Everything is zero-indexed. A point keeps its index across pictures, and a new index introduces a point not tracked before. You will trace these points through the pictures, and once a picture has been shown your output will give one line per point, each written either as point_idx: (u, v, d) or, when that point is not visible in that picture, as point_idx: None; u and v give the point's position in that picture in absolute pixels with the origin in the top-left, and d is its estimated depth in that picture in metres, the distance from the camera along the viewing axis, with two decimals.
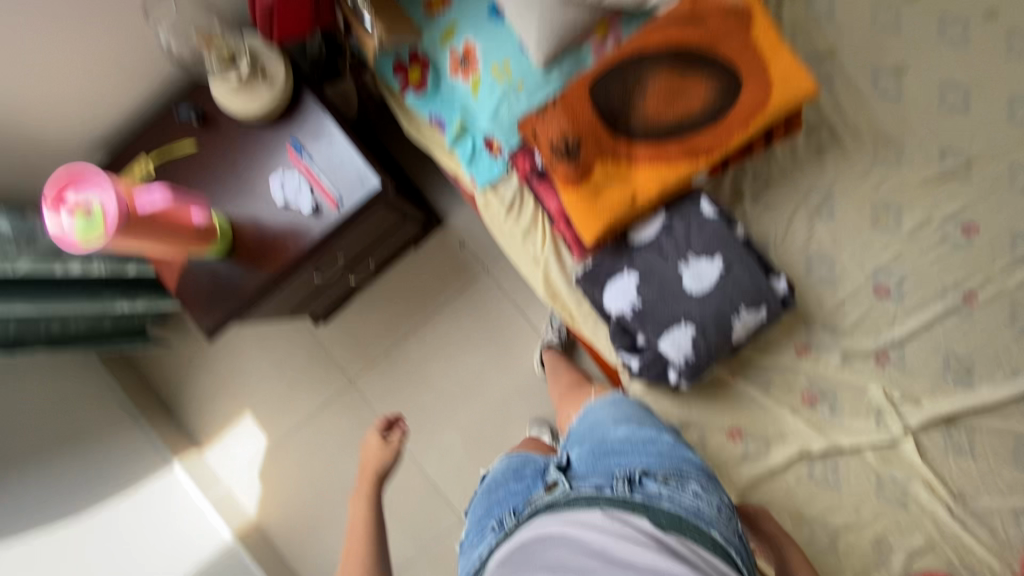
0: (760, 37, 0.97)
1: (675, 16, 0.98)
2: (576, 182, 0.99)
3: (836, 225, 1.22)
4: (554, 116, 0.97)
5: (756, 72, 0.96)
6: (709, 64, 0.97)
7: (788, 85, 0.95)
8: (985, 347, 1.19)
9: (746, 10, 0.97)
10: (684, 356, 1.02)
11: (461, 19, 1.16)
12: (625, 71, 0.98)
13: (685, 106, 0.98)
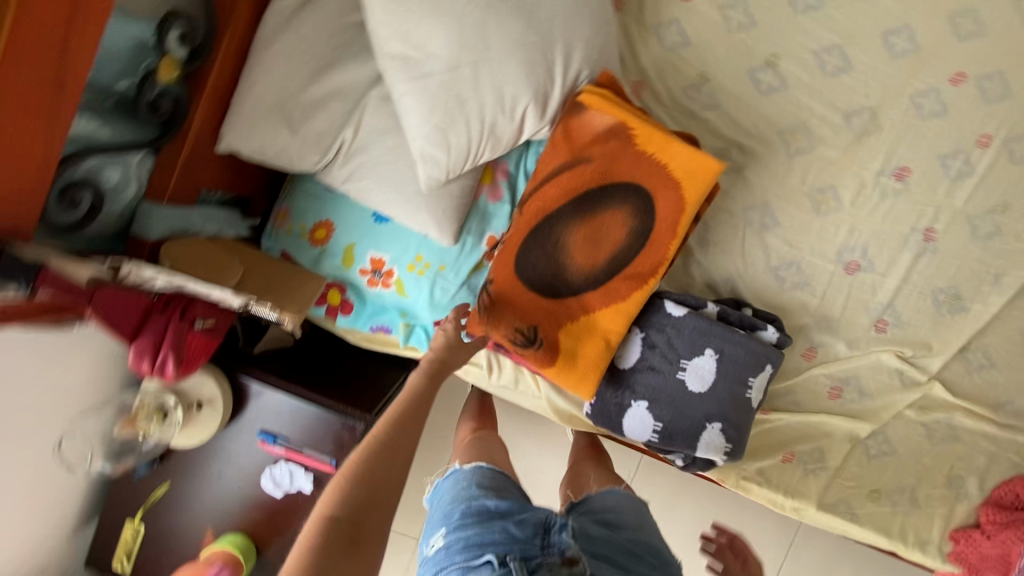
0: (646, 143, 0.96)
1: (559, 167, 0.97)
2: (549, 359, 0.98)
3: (786, 229, 1.22)
4: (499, 316, 0.97)
5: (659, 178, 0.96)
6: (613, 193, 0.97)
7: (694, 175, 0.95)
8: (962, 269, 1.22)
9: (621, 126, 0.96)
10: (723, 448, 1.04)
11: (351, 234, 1.11)
12: (541, 238, 0.97)
13: (611, 241, 0.97)
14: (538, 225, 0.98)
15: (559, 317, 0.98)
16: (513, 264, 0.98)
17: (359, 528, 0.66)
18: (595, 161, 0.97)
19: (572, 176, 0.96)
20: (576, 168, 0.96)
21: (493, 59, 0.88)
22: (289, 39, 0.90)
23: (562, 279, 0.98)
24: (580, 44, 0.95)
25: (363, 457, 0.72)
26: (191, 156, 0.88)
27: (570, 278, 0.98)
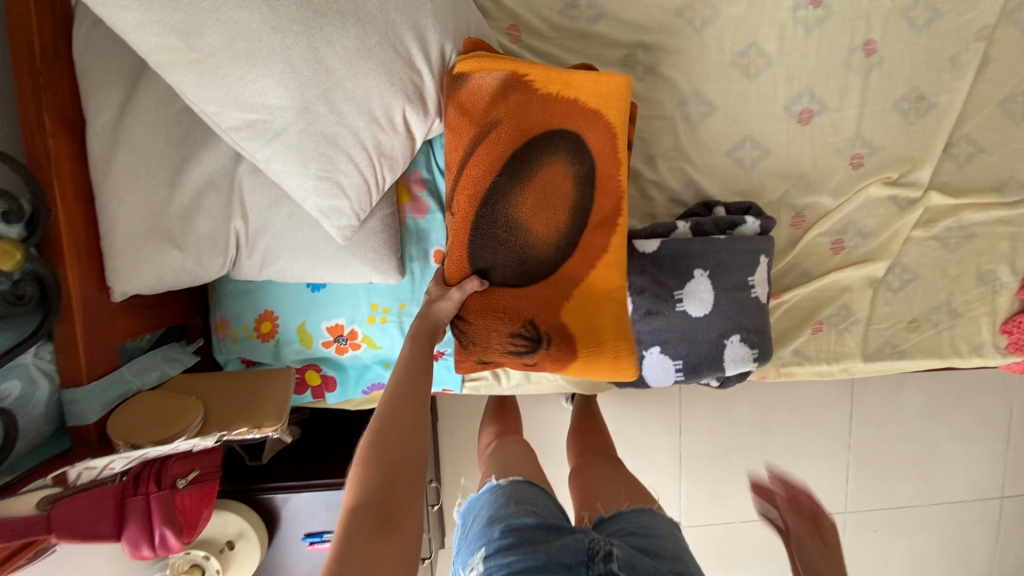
0: (546, 85, 0.89)
1: (473, 150, 0.88)
2: (564, 345, 0.93)
3: (725, 108, 1.13)
4: (491, 327, 0.92)
5: (575, 115, 0.90)
6: (539, 150, 0.90)
7: (607, 98, 0.90)
8: (916, 69, 1.13)
9: (514, 81, 0.88)
10: (752, 356, 0.99)
11: (296, 314, 1.03)
12: (491, 228, 0.90)
13: (560, 198, 0.91)
14: (481, 216, 0.90)
15: (550, 299, 0.93)
16: (476, 267, 0.91)
17: (388, 508, 0.64)
18: (505, 123, 0.89)
19: (490, 149, 0.88)
20: (491, 139, 0.88)
21: (344, 81, 0.77)
22: (126, 156, 0.79)
23: (533, 258, 0.91)
24: (429, 18, 0.83)
25: (370, 439, 0.70)
26: (88, 323, 0.79)
27: (539, 254, 0.92)
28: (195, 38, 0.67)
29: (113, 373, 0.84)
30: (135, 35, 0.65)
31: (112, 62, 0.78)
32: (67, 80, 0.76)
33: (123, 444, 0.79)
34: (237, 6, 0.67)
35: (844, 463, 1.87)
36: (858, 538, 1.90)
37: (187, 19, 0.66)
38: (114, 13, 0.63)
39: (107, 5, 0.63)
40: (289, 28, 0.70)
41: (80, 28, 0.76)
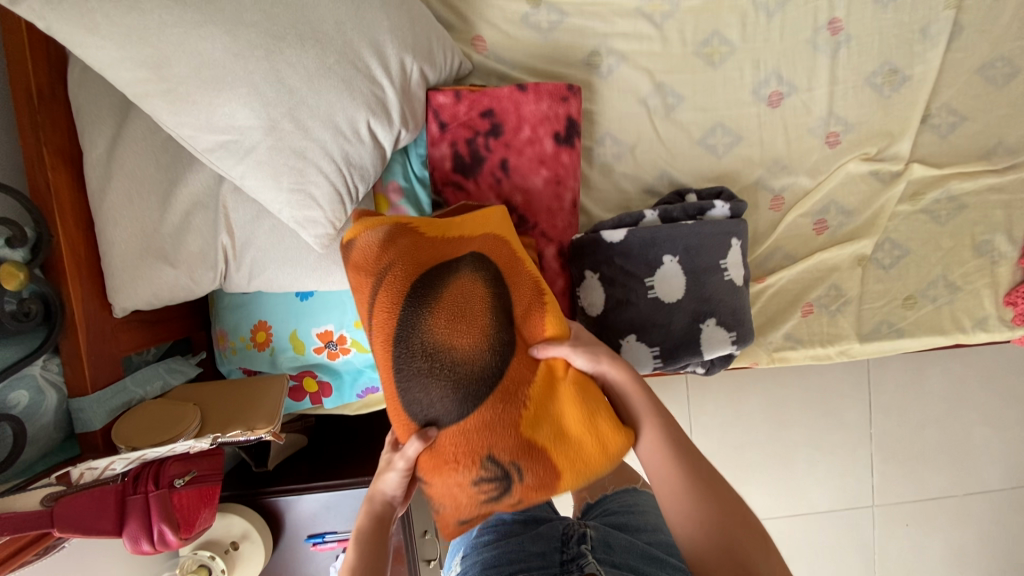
0: (430, 229, 0.86)
1: (377, 299, 0.78)
2: (539, 474, 0.71)
3: (692, 97, 1.14)
4: (447, 487, 0.71)
5: (453, 233, 0.87)
6: (430, 267, 0.81)
7: (485, 221, 0.89)
8: (885, 42, 1.13)
9: (395, 228, 0.83)
10: (729, 338, 0.99)
11: (289, 323, 1.09)
12: (414, 378, 0.74)
13: (474, 310, 0.78)
14: (399, 369, 0.75)
15: (504, 420, 0.72)
16: (415, 424, 0.73)
17: None
18: (398, 264, 0.80)
19: (388, 293, 0.78)
20: (386, 282, 0.78)
21: (306, 99, 0.82)
22: (118, 183, 0.86)
23: (473, 373, 0.74)
24: (386, 35, 0.89)
25: None
26: (92, 336, 0.87)
27: (474, 374, 0.74)
28: (166, 69, 0.74)
29: (118, 382, 0.91)
30: (112, 71, 0.72)
31: (103, 100, 0.86)
32: (64, 118, 0.84)
33: (126, 448, 0.85)
34: (203, 38, 0.74)
35: (868, 454, 1.79)
36: (891, 534, 1.79)
37: (156, 53, 0.72)
38: (92, 51, 0.71)
39: (84, 45, 0.70)
40: (251, 53, 0.77)
41: (73, 72, 0.84)
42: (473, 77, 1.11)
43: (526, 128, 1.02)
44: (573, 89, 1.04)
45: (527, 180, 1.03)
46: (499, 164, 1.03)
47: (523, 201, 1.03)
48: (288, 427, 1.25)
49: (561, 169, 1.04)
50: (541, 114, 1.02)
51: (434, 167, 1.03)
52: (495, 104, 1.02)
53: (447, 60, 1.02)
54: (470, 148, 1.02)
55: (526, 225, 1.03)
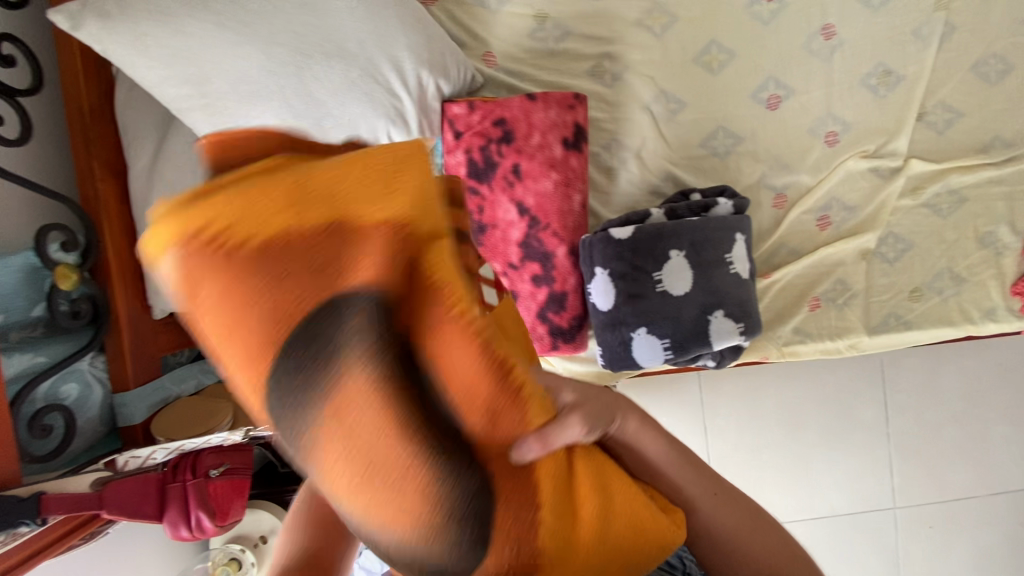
0: (268, 216, 0.41)
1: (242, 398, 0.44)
2: None
3: (694, 102, 1.20)
4: None
5: (344, 240, 0.44)
6: (300, 316, 0.42)
7: (382, 182, 0.46)
8: (878, 45, 1.18)
9: (196, 248, 0.40)
10: (738, 329, 1.01)
11: None
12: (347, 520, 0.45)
13: (403, 423, 0.43)
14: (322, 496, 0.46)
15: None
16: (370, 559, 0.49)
17: None
18: (232, 328, 0.41)
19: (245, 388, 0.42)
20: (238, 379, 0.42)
21: (332, 111, 0.89)
22: (160, 193, 0.93)
23: (405, 525, 0.43)
24: (404, 51, 0.96)
25: None
26: (133, 336, 0.93)
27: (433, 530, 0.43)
28: (206, 86, 0.81)
29: (156, 380, 0.96)
30: (158, 88, 0.80)
31: (148, 116, 0.92)
32: (111, 134, 0.92)
33: (164, 439, 0.91)
34: (240, 56, 0.81)
35: (886, 454, 1.78)
36: (913, 537, 1.77)
37: (198, 72, 0.80)
38: (141, 71, 0.79)
39: (135, 66, 0.78)
40: (282, 70, 0.84)
41: (121, 90, 0.91)
42: (485, 89, 1.18)
43: (537, 135, 1.08)
44: (580, 97, 1.11)
45: (539, 183, 1.08)
46: (511, 170, 1.08)
47: (535, 203, 1.08)
48: None
49: (570, 174, 1.09)
50: (551, 122, 1.08)
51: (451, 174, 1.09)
52: (507, 114, 1.08)
53: (460, 74, 1.09)
54: (484, 155, 1.08)
55: (538, 226, 1.09)
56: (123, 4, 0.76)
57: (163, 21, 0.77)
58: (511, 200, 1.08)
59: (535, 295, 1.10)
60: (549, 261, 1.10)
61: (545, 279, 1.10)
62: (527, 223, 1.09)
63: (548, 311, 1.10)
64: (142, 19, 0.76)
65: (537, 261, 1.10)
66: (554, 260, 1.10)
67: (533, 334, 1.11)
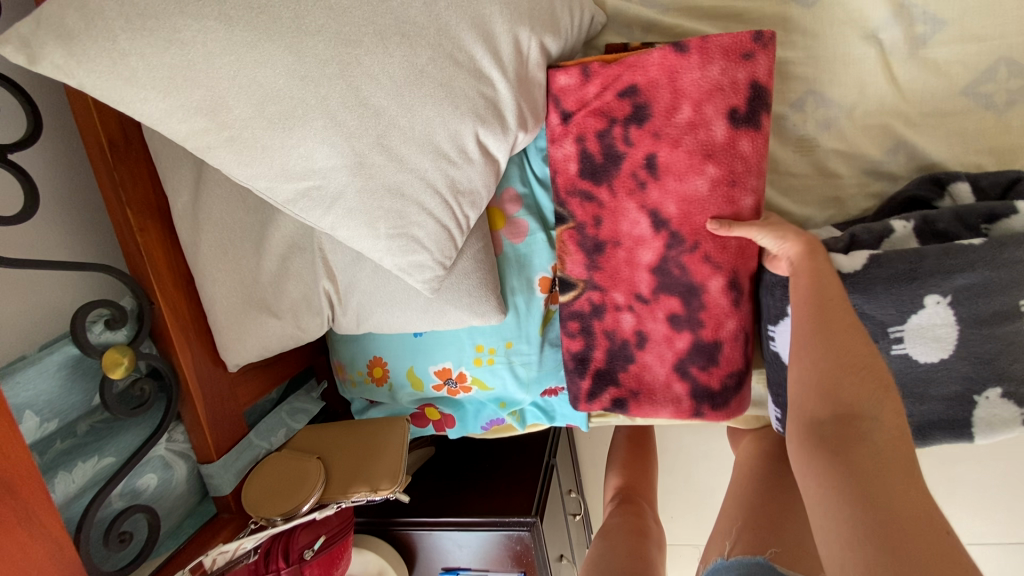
0: None
1: None
2: None
3: (957, 22, 0.74)
4: None
5: None
6: None
7: None
8: None
9: None
10: (1017, 415, 0.68)
11: (406, 359, 0.96)
12: None
13: None
14: None
15: None
16: None
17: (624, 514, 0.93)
18: None
19: None
20: None
21: (398, 119, 0.62)
22: (209, 234, 0.76)
23: None
24: (494, 5, 0.63)
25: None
26: (208, 400, 0.81)
27: None
28: (223, 114, 0.58)
29: (242, 439, 0.87)
30: (164, 125, 0.57)
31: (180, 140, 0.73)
32: (143, 167, 0.73)
33: (257, 518, 0.81)
34: (261, 63, 0.56)
35: None
36: None
37: (210, 95, 0.56)
38: (138, 107, 0.56)
39: (125, 101, 0.55)
40: (321, 74, 0.58)
41: None
42: (606, 34, 0.81)
43: (684, 107, 0.72)
44: (762, 38, 0.69)
45: (686, 183, 0.74)
46: (643, 164, 0.75)
47: (678, 211, 0.75)
48: (416, 444, 1.19)
49: (736, 166, 0.73)
50: (710, 86, 0.70)
51: (555, 171, 0.79)
52: (638, 78, 0.73)
53: (574, 21, 0.73)
54: (604, 142, 0.76)
55: (680, 246, 0.77)
56: (89, 13, 0.52)
57: (149, 28, 0.53)
58: (641, 209, 0.77)
59: (671, 340, 0.82)
60: (697, 296, 0.78)
61: (688, 321, 0.80)
62: (664, 241, 0.77)
63: (690, 364, 0.81)
64: (119, 31, 0.52)
65: (676, 294, 0.79)
66: (704, 296, 0.78)
67: (667, 391, 0.84)
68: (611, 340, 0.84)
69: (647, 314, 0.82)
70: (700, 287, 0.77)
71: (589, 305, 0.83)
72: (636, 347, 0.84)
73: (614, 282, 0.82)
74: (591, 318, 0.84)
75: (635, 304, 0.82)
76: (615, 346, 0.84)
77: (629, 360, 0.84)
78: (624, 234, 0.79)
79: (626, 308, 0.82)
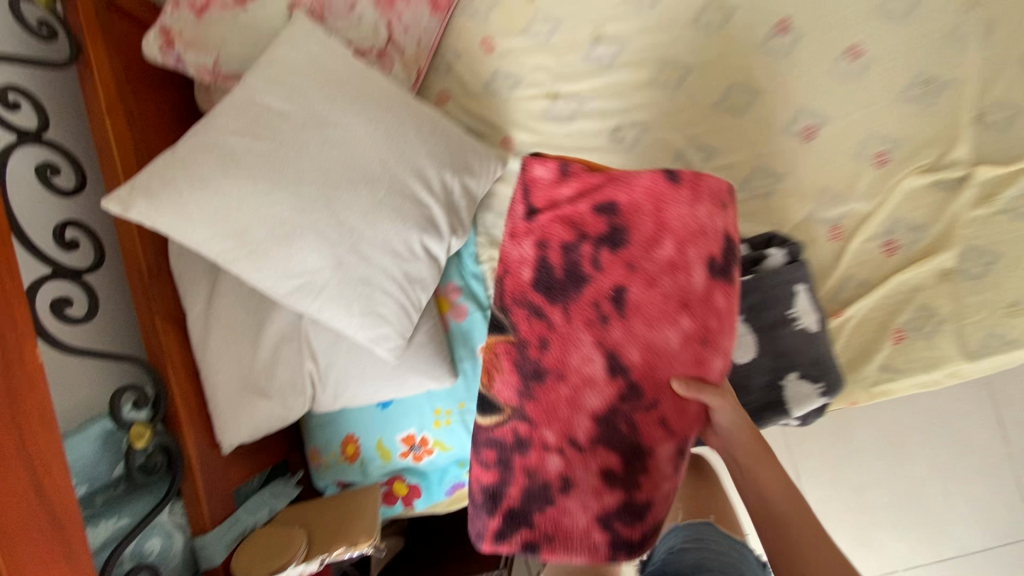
0: None
1: None
2: None
3: (724, 148, 1.14)
4: None
5: None
6: None
7: None
8: (916, 53, 1.10)
9: None
10: (817, 391, 0.94)
11: (376, 433, 1.13)
12: None
13: None
14: None
15: None
16: None
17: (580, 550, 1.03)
18: None
19: None
20: None
21: (366, 233, 0.92)
22: (217, 333, 0.98)
23: None
24: (426, 160, 0.98)
25: None
26: (205, 476, 0.95)
27: None
28: (245, 236, 0.85)
29: (231, 515, 0.98)
30: (201, 247, 0.84)
31: (199, 264, 0.98)
32: (168, 287, 0.97)
33: None
34: (273, 203, 0.86)
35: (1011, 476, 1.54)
36: None
37: (237, 225, 0.85)
38: (186, 234, 0.83)
39: (180, 232, 0.83)
40: (312, 206, 0.88)
41: (172, 247, 0.98)
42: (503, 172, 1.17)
43: (663, 249, 0.82)
44: (729, 196, 0.87)
45: (653, 327, 0.81)
46: (610, 295, 0.81)
47: (640, 359, 0.81)
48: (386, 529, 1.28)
49: (706, 324, 0.82)
50: (691, 228, 0.83)
51: (510, 275, 0.86)
52: (623, 201, 0.84)
53: (486, 168, 1.07)
54: (574, 257, 0.83)
55: (633, 401, 0.81)
56: (164, 181, 0.82)
57: (201, 186, 0.83)
58: (598, 344, 0.81)
59: (599, 494, 0.79)
60: (641, 457, 0.80)
61: (621, 480, 0.80)
62: (619, 390, 0.80)
63: (613, 518, 0.78)
64: (182, 189, 0.82)
65: (620, 450, 0.80)
66: (647, 457, 0.80)
67: (584, 538, 0.79)
68: (531, 480, 0.81)
69: (581, 461, 0.80)
70: (649, 448, 0.80)
71: (513, 437, 0.83)
72: (558, 491, 0.80)
73: (547, 419, 0.82)
74: (513, 452, 0.83)
75: (567, 447, 0.80)
76: (536, 485, 0.81)
77: (548, 502, 0.80)
78: (572, 369, 0.81)
79: (556, 450, 0.81)
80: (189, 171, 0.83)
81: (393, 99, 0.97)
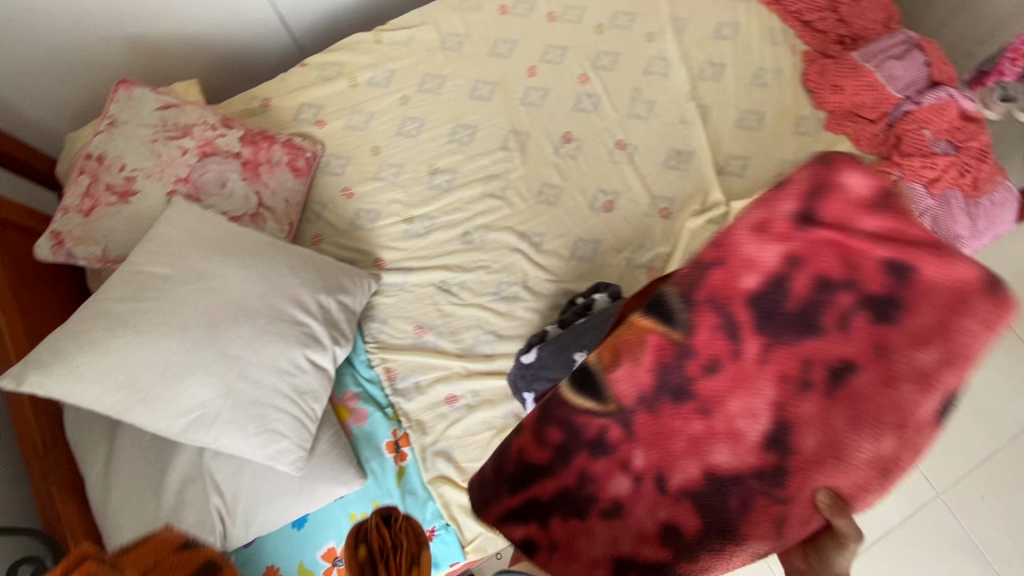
0: None
1: None
2: None
3: (549, 230, 1.41)
4: None
5: None
6: None
7: None
8: (664, 136, 1.48)
9: None
10: None
11: (294, 556, 1.13)
12: None
13: None
14: None
15: None
16: None
17: None
18: None
19: None
20: None
21: (250, 358, 1.05)
22: (118, 489, 1.02)
23: None
24: (301, 288, 1.16)
25: None
26: None
27: None
28: (135, 386, 0.96)
29: None
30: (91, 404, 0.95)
31: (95, 426, 1.06)
32: (65, 455, 1.04)
33: None
34: (160, 349, 0.99)
35: None
36: (978, 521, 1.60)
37: (127, 376, 0.96)
38: (76, 395, 0.94)
39: (73, 392, 0.94)
40: (198, 345, 1.01)
41: (68, 416, 1.07)
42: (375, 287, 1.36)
43: (927, 350, 0.58)
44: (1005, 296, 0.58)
45: (849, 437, 0.59)
46: (832, 362, 0.59)
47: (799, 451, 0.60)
48: None
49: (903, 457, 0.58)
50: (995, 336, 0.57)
51: (730, 277, 0.62)
52: (922, 274, 0.59)
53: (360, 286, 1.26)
54: (825, 297, 0.60)
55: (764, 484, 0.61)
56: (56, 351, 0.95)
57: (92, 349, 0.96)
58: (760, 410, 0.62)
59: (640, 541, 0.64)
60: (726, 538, 0.62)
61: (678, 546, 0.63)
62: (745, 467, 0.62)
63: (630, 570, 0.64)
64: (74, 355, 0.95)
65: (705, 522, 0.63)
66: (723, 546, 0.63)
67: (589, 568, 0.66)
68: (585, 480, 0.66)
69: (652, 502, 0.64)
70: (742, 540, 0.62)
71: (597, 430, 0.66)
72: (598, 510, 0.66)
73: (648, 443, 0.65)
74: (594, 453, 0.66)
75: (646, 478, 0.65)
76: (579, 494, 0.67)
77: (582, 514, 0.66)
78: (712, 423, 0.63)
79: (633, 474, 0.65)
80: (80, 339, 0.97)
81: (259, 246, 1.16)
